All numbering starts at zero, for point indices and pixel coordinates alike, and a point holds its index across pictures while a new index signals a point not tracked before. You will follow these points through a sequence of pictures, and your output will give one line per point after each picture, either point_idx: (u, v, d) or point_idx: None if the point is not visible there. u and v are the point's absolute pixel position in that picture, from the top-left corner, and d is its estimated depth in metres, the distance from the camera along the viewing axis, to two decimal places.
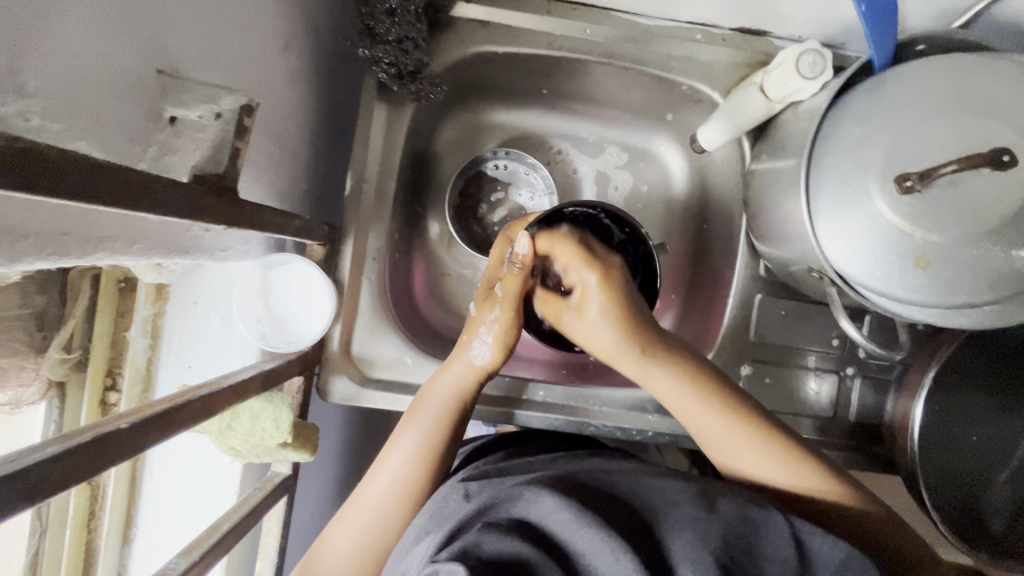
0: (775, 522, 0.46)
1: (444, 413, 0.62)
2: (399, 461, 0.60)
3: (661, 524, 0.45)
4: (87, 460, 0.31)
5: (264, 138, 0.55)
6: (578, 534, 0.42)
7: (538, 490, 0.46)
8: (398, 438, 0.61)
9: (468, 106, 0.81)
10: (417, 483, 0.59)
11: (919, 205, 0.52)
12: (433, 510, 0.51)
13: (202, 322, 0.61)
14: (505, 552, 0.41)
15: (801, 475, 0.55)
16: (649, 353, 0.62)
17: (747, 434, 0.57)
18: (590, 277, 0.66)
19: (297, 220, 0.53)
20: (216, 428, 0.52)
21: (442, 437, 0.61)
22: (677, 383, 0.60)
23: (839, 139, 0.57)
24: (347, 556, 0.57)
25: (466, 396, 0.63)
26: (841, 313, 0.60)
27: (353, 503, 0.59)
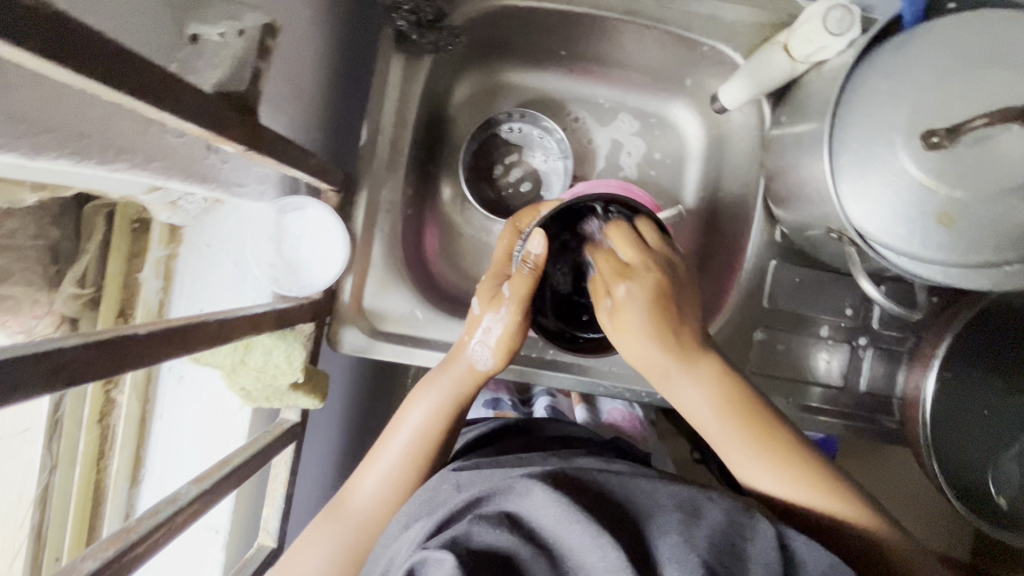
0: (763, 527, 0.44)
1: (455, 392, 0.61)
2: (407, 435, 0.60)
3: (647, 525, 0.44)
4: (106, 358, 0.31)
5: (279, 74, 0.54)
6: (565, 528, 0.42)
7: (529, 482, 0.45)
8: (409, 411, 0.61)
9: (485, 64, 0.80)
10: (421, 457, 0.59)
11: (944, 161, 0.51)
12: (419, 498, 0.51)
13: (215, 265, 0.61)
14: (492, 546, 0.41)
15: (810, 490, 0.53)
16: (696, 372, 0.56)
17: (764, 454, 0.54)
18: (621, 289, 0.54)
19: (314, 158, 0.53)
20: (228, 363, 0.52)
21: (435, 438, 0.60)
22: (716, 403, 0.55)
23: (865, 95, 0.56)
24: (359, 516, 0.57)
25: (462, 398, 0.62)
26: (858, 272, 0.59)
27: (363, 470, 0.60)
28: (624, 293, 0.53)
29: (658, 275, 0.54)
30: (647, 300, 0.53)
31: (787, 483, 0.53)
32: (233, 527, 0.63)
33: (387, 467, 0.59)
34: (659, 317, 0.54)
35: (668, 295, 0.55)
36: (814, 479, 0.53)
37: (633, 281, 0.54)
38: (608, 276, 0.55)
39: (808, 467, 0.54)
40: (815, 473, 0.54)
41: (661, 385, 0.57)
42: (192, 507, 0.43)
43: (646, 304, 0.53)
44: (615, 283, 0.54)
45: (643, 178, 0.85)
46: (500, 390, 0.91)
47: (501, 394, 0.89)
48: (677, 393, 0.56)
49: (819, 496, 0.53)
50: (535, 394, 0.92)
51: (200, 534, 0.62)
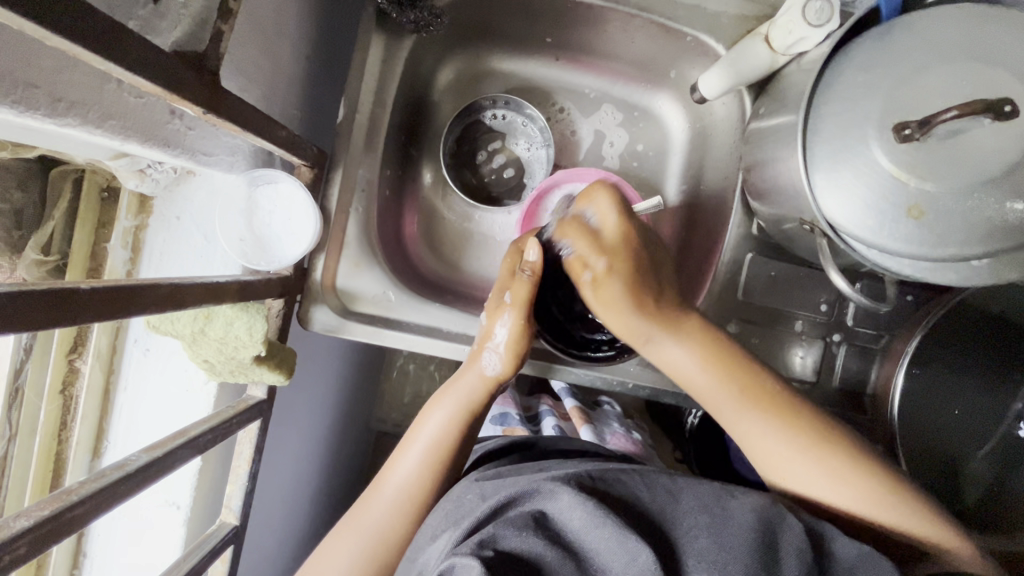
0: (791, 522, 0.46)
1: (468, 401, 0.62)
2: (422, 444, 0.60)
3: (674, 527, 0.44)
4: (43, 310, 0.31)
5: (252, 44, 0.54)
6: (592, 532, 0.42)
7: (556, 485, 0.45)
8: (427, 419, 0.62)
9: (469, 48, 0.80)
10: (437, 465, 0.58)
11: (915, 153, 0.51)
12: (447, 503, 0.51)
13: (184, 238, 0.60)
14: (521, 551, 0.41)
15: (847, 481, 0.54)
16: (691, 347, 0.61)
17: (792, 441, 0.56)
18: (602, 263, 0.61)
19: (283, 130, 0.52)
20: (189, 333, 0.51)
21: (448, 450, 0.59)
22: (725, 385, 0.59)
23: (841, 86, 0.56)
24: (378, 524, 0.56)
25: (476, 407, 0.62)
26: (829, 264, 0.58)
27: (381, 481, 0.59)
28: (604, 266, 0.61)
29: (632, 246, 0.62)
30: (622, 279, 0.61)
31: (823, 473, 0.55)
32: (195, 503, 0.62)
33: (405, 475, 0.58)
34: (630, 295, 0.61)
35: (643, 270, 0.62)
36: (823, 456, 0.55)
37: (612, 260, 0.61)
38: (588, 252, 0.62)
39: (818, 444, 0.55)
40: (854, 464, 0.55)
41: (653, 351, 0.62)
42: (141, 473, 0.43)
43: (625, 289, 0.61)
44: (594, 258, 0.61)
45: (624, 170, 0.85)
46: (507, 405, 0.94)
47: (508, 409, 0.94)
48: (679, 364, 0.61)
49: (857, 486, 0.54)
50: (541, 413, 0.97)
51: (161, 509, 0.62)
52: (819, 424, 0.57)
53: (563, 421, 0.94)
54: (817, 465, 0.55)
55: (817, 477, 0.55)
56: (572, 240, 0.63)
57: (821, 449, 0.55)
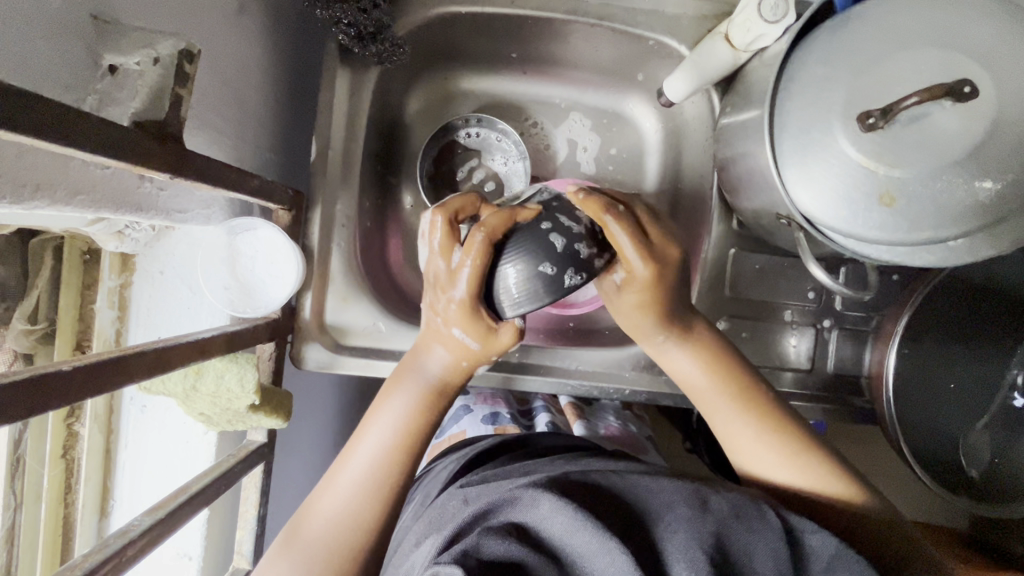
0: (770, 519, 0.45)
1: (430, 383, 0.57)
2: (384, 429, 0.55)
3: (657, 524, 0.45)
4: (31, 396, 0.31)
5: (218, 96, 0.54)
6: (575, 536, 0.43)
7: (536, 492, 0.46)
8: (381, 409, 0.57)
9: (437, 71, 0.81)
10: (404, 447, 0.55)
11: (881, 141, 0.51)
12: (435, 517, 0.53)
13: (170, 292, 0.61)
14: (502, 555, 0.41)
15: (813, 473, 0.56)
16: (698, 346, 0.61)
17: (774, 441, 0.57)
18: (667, 250, 0.56)
19: (256, 179, 0.52)
20: (180, 390, 0.50)
21: (415, 429, 0.56)
22: (716, 382, 0.60)
23: (803, 80, 0.56)
24: (341, 515, 0.52)
25: (444, 388, 0.57)
26: (808, 258, 0.58)
27: (339, 467, 0.55)
28: (646, 271, 0.54)
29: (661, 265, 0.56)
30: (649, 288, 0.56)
31: (795, 470, 0.56)
32: (207, 552, 0.63)
33: (366, 457, 0.54)
34: (656, 303, 0.57)
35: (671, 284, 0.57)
36: (789, 445, 0.57)
37: (656, 265, 0.55)
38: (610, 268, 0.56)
39: (778, 424, 0.58)
40: (817, 461, 0.56)
41: (655, 352, 0.62)
42: (146, 536, 0.43)
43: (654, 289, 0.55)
44: (637, 259, 0.53)
45: (601, 173, 0.86)
46: (497, 405, 0.94)
47: (498, 408, 0.94)
48: (678, 364, 0.61)
49: (824, 481, 0.55)
50: (536, 409, 0.97)
51: (174, 560, 0.63)
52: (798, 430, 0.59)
53: (556, 415, 0.96)
54: (779, 449, 0.57)
55: (778, 458, 0.57)
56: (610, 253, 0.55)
57: (784, 436, 0.58)
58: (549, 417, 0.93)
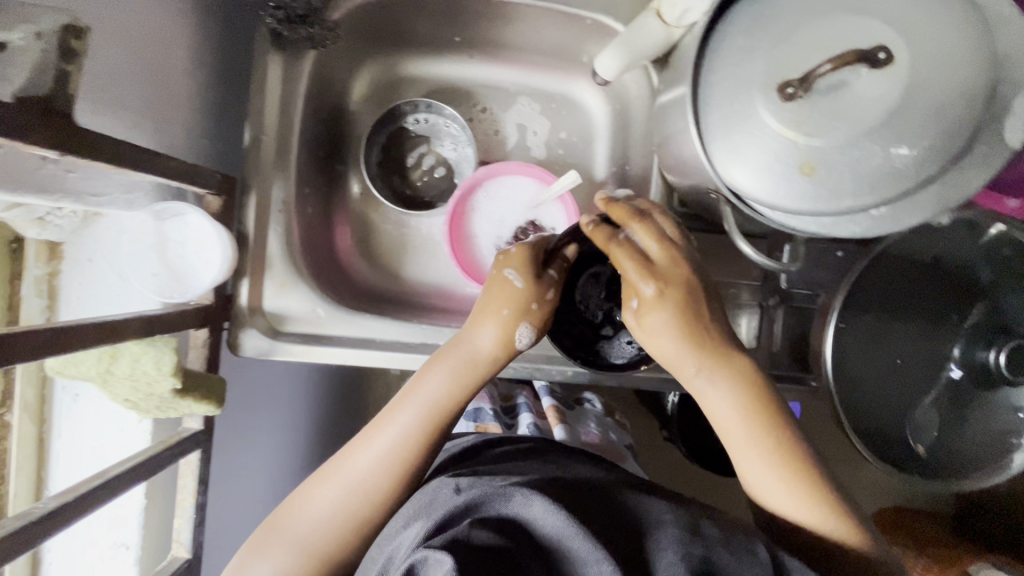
0: (758, 552, 0.49)
1: (468, 368, 0.62)
2: (418, 405, 0.60)
3: (648, 539, 0.48)
4: None
5: (133, 78, 0.54)
6: (566, 541, 0.46)
7: (530, 495, 0.49)
8: (418, 390, 0.61)
9: (380, 57, 0.81)
10: (430, 427, 0.59)
11: (801, 111, 0.51)
12: (421, 500, 0.55)
13: (99, 280, 0.60)
14: (491, 546, 0.45)
15: (823, 517, 0.54)
16: (727, 383, 0.57)
17: (793, 484, 0.55)
18: (675, 272, 0.57)
19: (172, 161, 0.52)
20: (96, 373, 0.50)
21: (443, 412, 0.60)
22: (745, 423, 0.56)
23: (726, 51, 0.55)
24: (359, 481, 0.57)
25: (482, 373, 0.62)
26: (735, 232, 0.57)
27: (370, 434, 0.59)
28: (652, 292, 0.56)
29: (684, 276, 0.57)
30: (669, 306, 0.56)
31: (806, 511, 0.54)
32: (144, 541, 0.63)
33: (395, 435, 0.58)
34: (679, 327, 0.56)
35: (698, 303, 0.57)
36: (806, 487, 0.55)
37: (660, 285, 0.56)
38: (632, 273, 0.57)
39: (803, 469, 0.55)
40: (829, 503, 0.55)
41: (687, 384, 0.59)
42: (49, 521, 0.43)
43: (668, 312, 0.56)
44: (642, 282, 0.56)
45: (551, 157, 0.86)
46: (481, 400, 0.95)
47: (482, 404, 0.94)
48: (710, 400, 0.58)
49: (829, 523, 0.54)
50: (519, 406, 0.97)
51: (111, 550, 0.62)
52: (818, 473, 0.56)
53: (539, 417, 0.94)
54: (798, 490, 0.55)
55: (798, 501, 0.55)
56: (622, 266, 0.58)
57: (803, 478, 0.55)
58: (532, 418, 0.91)
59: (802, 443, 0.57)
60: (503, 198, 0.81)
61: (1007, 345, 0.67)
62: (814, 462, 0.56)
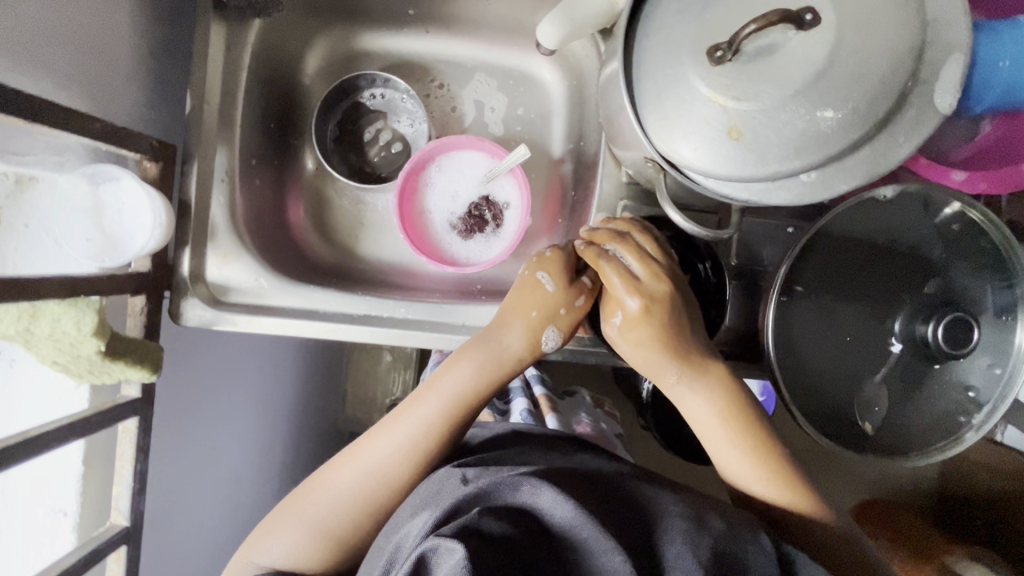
0: (762, 542, 0.49)
1: (493, 365, 0.65)
2: (442, 397, 0.63)
3: (657, 529, 0.48)
4: None
5: (60, 39, 0.54)
6: (575, 530, 0.46)
7: (540, 486, 0.49)
8: (445, 385, 0.64)
9: (334, 30, 0.81)
10: (453, 418, 0.62)
11: (729, 75, 0.50)
12: (432, 488, 0.55)
13: (35, 245, 0.59)
14: (501, 535, 0.45)
15: (795, 500, 0.58)
16: (708, 389, 0.62)
17: (766, 474, 0.59)
18: (660, 289, 0.62)
19: (96, 122, 0.52)
20: (15, 333, 0.49)
21: (467, 405, 0.63)
22: (723, 421, 0.61)
23: (659, 16, 0.55)
24: (381, 463, 0.60)
25: (506, 369, 0.65)
26: (666, 201, 0.57)
27: (397, 419, 0.62)
28: (636, 307, 0.61)
29: (666, 292, 0.62)
30: (654, 319, 0.61)
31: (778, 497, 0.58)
32: (83, 508, 0.63)
33: (419, 423, 0.61)
34: (663, 338, 0.61)
35: (678, 318, 0.62)
36: (779, 476, 0.59)
37: (646, 301, 0.61)
38: (619, 287, 0.62)
39: (776, 460, 0.60)
40: (799, 489, 0.59)
41: (669, 392, 0.64)
42: None
43: (644, 327, 0.61)
44: (627, 297, 0.61)
45: (508, 134, 0.86)
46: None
47: None
48: (690, 404, 0.63)
49: (804, 506, 0.58)
50: (513, 392, 0.96)
51: (49, 516, 0.63)
52: (788, 463, 0.60)
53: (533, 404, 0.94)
54: (765, 475, 0.59)
55: (769, 487, 0.59)
56: (609, 280, 0.62)
57: (774, 467, 0.59)
58: (527, 404, 0.91)
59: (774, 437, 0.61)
60: (457, 173, 0.81)
61: (945, 317, 0.65)
62: (784, 452, 0.61)
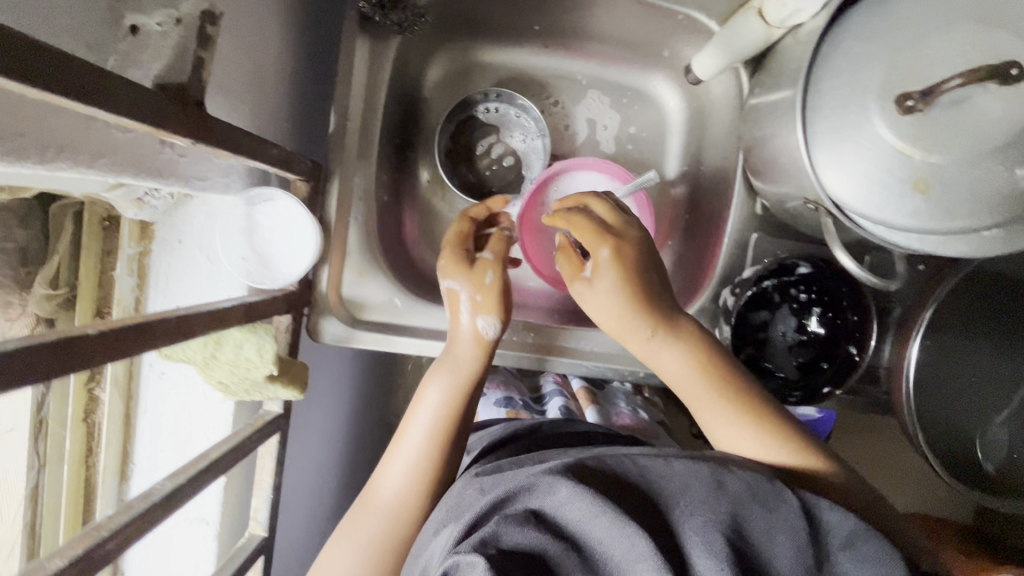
0: (788, 502, 0.41)
1: (463, 371, 0.63)
2: (425, 416, 0.60)
3: (673, 509, 0.40)
4: (62, 360, 0.31)
5: (236, 60, 0.53)
6: (591, 521, 0.39)
7: (553, 478, 0.41)
8: (421, 413, 0.61)
9: (458, 44, 0.80)
10: (439, 437, 0.59)
11: (919, 125, 0.50)
12: (454, 498, 0.48)
13: (188, 261, 0.61)
14: (524, 546, 0.37)
15: (791, 449, 0.53)
16: (681, 344, 0.60)
17: (751, 424, 0.55)
18: (626, 233, 0.63)
19: (275, 148, 0.52)
20: (201, 359, 0.51)
21: (452, 416, 0.60)
22: (701, 377, 0.59)
23: (840, 58, 0.54)
24: (390, 504, 0.56)
25: (476, 371, 0.64)
26: (835, 245, 0.56)
27: (387, 461, 0.59)
28: (609, 252, 0.61)
29: (637, 235, 0.63)
30: (628, 263, 0.61)
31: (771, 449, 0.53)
32: (224, 518, 0.65)
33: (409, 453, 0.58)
34: (631, 287, 0.61)
35: (639, 263, 0.62)
36: (766, 424, 0.55)
37: (618, 245, 0.62)
38: (590, 236, 0.62)
39: (758, 412, 0.56)
40: (789, 438, 0.54)
41: (643, 351, 0.62)
42: (166, 501, 0.44)
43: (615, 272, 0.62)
44: (599, 245, 0.61)
45: (621, 153, 0.85)
46: (510, 389, 0.91)
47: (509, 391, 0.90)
48: (664, 363, 0.61)
49: (803, 456, 0.53)
50: (548, 393, 0.91)
51: (192, 525, 0.64)
52: (774, 414, 0.57)
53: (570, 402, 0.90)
54: (749, 424, 0.55)
55: (758, 439, 0.54)
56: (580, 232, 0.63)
57: (758, 417, 0.56)
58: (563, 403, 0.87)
59: (757, 390, 0.58)
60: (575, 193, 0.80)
61: None
62: (768, 403, 0.58)
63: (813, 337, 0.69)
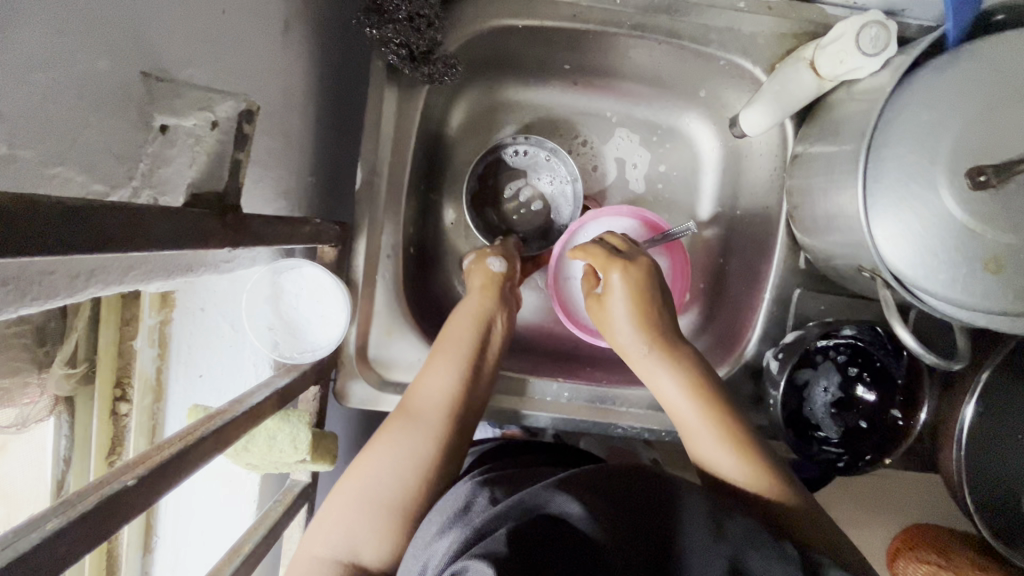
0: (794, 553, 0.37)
1: (435, 425, 0.56)
2: (387, 472, 0.53)
3: (683, 538, 0.37)
4: (100, 523, 0.29)
5: (263, 130, 0.50)
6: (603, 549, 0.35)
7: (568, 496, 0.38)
8: (369, 465, 0.53)
9: (484, 83, 0.76)
10: (408, 500, 0.52)
11: (990, 202, 0.47)
12: (452, 505, 0.45)
13: (211, 329, 0.59)
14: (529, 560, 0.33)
15: (771, 482, 0.51)
16: (677, 368, 0.57)
17: (738, 454, 0.52)
18: (641, 260, 0.62)
19: (306, 226, 0.49)
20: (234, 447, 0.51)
21: (423, 470, 0.54)
22: (696, 405, 0.55)
23: (904, 123, 0.50)
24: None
25: (450, 417, 0.57)
26: (894, 319, 0.54)
27: (330, 523, 0.51)
28: (621, 277, 0.60)
29: (648, 263, 0.62)
30: (638, 288, 0.60)
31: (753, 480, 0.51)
32: None
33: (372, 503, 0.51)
34: (642, 309, 0.59)
35: (652, 288, 0.61)
36: (750, 454, 0.53)
37: (629, 270, 0.61)
38: (603, 261, 0.61)
39: (746, 441, 0.53)
40: (771, 471, 0.52)
41: (641, 372, 0.59)
42: None
43: (637, 295, 0.60)
44: (611, 269, 0.61)
45: (652, 193, 0.82)
46: None
47: None
48: (661, 386, 0.57)
49: (784, 491, 0.51)
50: None
51: None
52: (758, 446, 0.54)
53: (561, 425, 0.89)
54: (735, 453, 0.52)
55: (742, 469, 0.52)
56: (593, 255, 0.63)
57: (744, 449, 0.53)
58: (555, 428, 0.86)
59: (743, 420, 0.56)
60: None
61: None
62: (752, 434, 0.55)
63: (852, 399, 0.67)
